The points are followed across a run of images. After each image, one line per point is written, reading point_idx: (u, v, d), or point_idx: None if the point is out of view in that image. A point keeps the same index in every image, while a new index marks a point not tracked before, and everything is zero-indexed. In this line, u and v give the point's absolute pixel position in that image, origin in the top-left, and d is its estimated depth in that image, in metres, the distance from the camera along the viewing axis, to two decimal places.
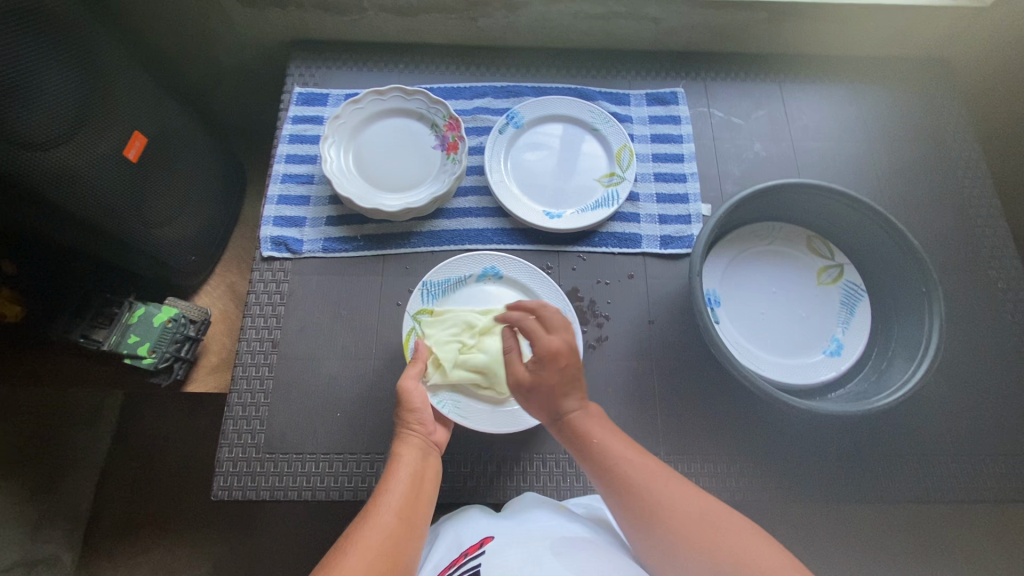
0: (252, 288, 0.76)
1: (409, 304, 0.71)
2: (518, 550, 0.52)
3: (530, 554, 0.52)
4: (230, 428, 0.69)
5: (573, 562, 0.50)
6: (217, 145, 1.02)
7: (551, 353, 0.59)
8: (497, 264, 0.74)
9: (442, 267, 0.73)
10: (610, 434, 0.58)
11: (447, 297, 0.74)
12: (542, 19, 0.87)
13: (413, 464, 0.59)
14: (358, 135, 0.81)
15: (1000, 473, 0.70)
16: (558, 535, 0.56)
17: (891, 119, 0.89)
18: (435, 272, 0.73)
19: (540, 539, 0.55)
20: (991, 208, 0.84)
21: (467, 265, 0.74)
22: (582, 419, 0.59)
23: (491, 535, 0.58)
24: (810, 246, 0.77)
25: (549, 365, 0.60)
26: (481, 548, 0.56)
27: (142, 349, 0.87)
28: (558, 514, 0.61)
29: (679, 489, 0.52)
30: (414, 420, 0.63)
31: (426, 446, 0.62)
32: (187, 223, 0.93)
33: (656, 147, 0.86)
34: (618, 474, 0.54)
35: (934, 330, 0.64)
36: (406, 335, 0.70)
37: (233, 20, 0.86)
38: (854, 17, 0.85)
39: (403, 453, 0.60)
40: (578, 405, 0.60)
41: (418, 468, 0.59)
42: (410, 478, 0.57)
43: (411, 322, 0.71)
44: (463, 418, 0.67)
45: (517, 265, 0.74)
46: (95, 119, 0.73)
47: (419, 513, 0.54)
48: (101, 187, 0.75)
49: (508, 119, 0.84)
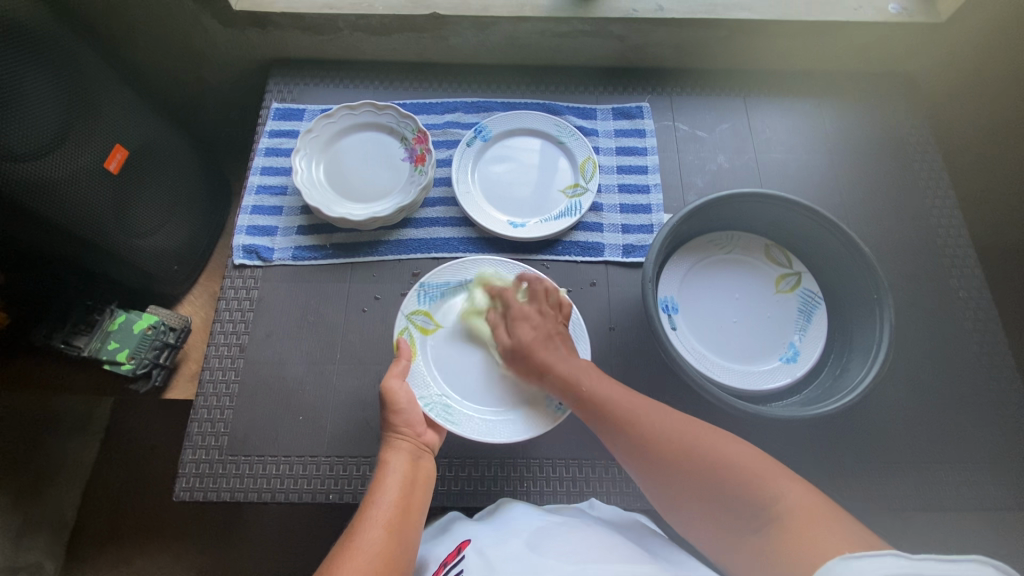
0: (222, 295, 0.78)
1: (404, 303, 0.73)
2: (494, 553, 0.56)
3: (508, 554, 0.55)
4: (195, 431, 0.71)
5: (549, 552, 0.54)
6: (203, 159, 1.06)
7: (526, 311, 0.68)
8: (499, 269, 0.76)
9: (441, 269, 0.75)
10: (595, 379, 0.61)
11: (443, 301, 0.75)
12: (511, 38, 0.90)
13: (404, 470, 0.59)
14: (330, 148, 0.84)
15: (960, 481, 0.70)
16: (529, 530, 0.59)
17: (854, 132, 0.91)
18: (433, 274, 0.74)
19: (515, 537, 0.58)
20: (952, 218, 0.85)
21: (468, 269, 0.75)
22: (569, 368, 0.63)
23: (469, 539, 0.61)
24: (768, 255, 0.78)
25: (527, 323, 0.68)
26: (459, 554, 0.59)
27: (121, 355, 0.89)
28: (531, 510, 0.64)
29: (662, 417, 0.56)
30: (406, 425, 0.63)
31: (416, 450, 0.62)
32: (168, 234, 0.95)
33: (621, 159, 0.88)
34: (608, 411, 0.58)
35: (885, 336, 0.64)
36: (400, 333, 0.72)
37: (216, 40, 0.91)
38: (814, 34, 0.87)
39: (395, 457, 0.60)
40: (562, 357, 0.64)
41: (409, 474, 0.59)
42: (402, 485, 0.58)
43: (405, 321, 0.72)
44: (453, 423, 0.67)
45: (522, 270, 0.75)
46: (76, 132, 0.77)
47: (413, 520, 0.55)
48: (82, 198, 0.78)
49: (476, 133, 0.87)
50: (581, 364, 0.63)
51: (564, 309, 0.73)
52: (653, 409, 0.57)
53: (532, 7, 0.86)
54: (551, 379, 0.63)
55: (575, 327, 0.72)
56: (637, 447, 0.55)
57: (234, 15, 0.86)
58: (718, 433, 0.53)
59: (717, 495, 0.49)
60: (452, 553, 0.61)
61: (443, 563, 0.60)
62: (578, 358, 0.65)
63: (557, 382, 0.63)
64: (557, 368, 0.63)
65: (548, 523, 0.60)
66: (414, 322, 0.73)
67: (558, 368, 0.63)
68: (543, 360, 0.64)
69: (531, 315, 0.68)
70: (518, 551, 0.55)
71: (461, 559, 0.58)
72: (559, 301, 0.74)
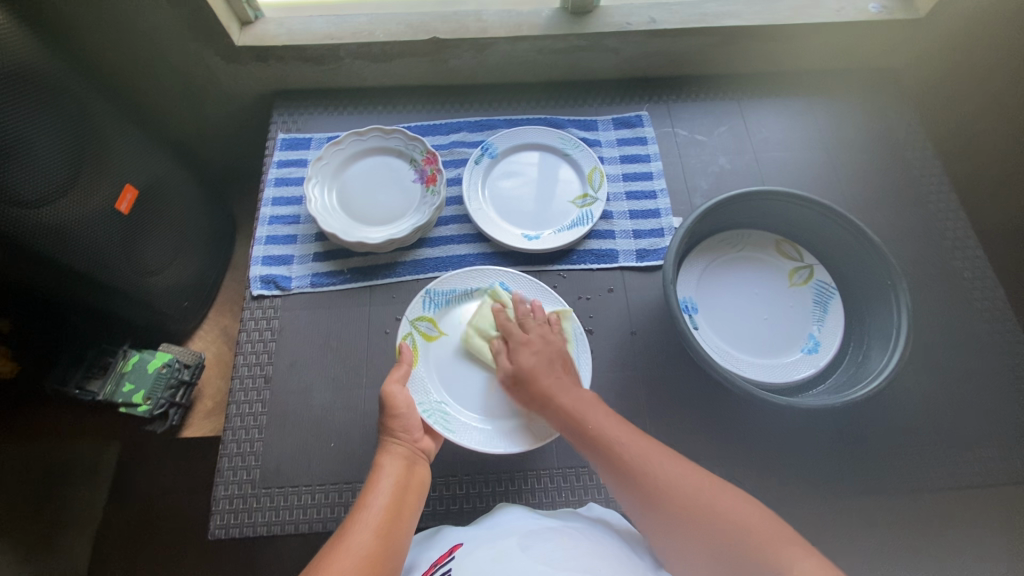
0: (243, 327, 0.78)
1: (410, 309, 0.73)
2: (484, 552, 0.55)
3: (498, 555, 0.54)
4: (225, 466, 0.70)
5: (540, 555, 0.52)
6: (208, 194, 1.06)
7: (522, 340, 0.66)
8: (506, 280, 0.76)
9: (449, 277, 0.75)
10: (604, 417, 0.59)
11: (449, 308, 0.75)
12: (509, 57, 0.92)
13: (396, 475, 0.59)
14: (339, 174, 0.85)
15: (987, 457, 0.71)
16: (523, 532, 0.57)
17: (845, 128, 0.94)
18: (440, 282, 0.75)
19: (507, 537, 0.57)
20: (949, 202, 0.88)
21: (476, 278, 0.76)
22: (572, 403, 0.61)
23: (461, 542, 0.59)
24: (779, 250, 0.80)
25: (524, 351, 0.66)
26: (450, 556, 0.57)
27: (137, 397, 0.89)
28: (524, 514, 0.62)
29: (673, 464, 0.54)
30: (401, 430, 0.63)
31: (411, 454, 0.62)
32: (176, 270, 0.95)
33: (625, 167, 0.90)
34: (616, 449, 0.56)
35: (904, 320, 0.65)
36: (403, 337, 0.72)
37: (218, 75, 0.92)
38: (801, 36, 0.91)
39: (388, 462, 0.60)
40: (568, 390, 0.62)
41: (400, 480, 0.59)
42: (394, 490, 0.58)
43: (409, 326, 0.72)
44: (450, 432, 0.67)
45: (527, 282, 0.75)
46: (87, 174, 0.76)
47: (403, 524, 0.55)
48: (96, 240, 0.77)
49: (483, 150, 0.88)
50: (586, 399, 0.62)
51: (569, 322, 0.73)
52: (659, 455, 0.56)
53: (529, 25, 0.88)
54: (552, 411, 0.62)
55: (578, 339, 0.72)
56: (637, 485, 0.54)
57: (237, 51, 0.87)
58: (719, 484, 0.53)
59: (721, 552, 0.47)
60: (442, 554, 0.58)
61: (432, 563, 0.58)
62: (582, 390, 0.63)
63: (560, 414, 0.61)
64: (558, 402, 0.61)
65: (541, 526, 0.58)
66: (418, 327, 0.73)
67: (562, 401, 0.61)
68: (547, 387, 0.62)
69: (530, 342, 0.66)
70: (508, 549, 0.54)
71: (451, 559, 0.56)
72: (564, 314, 0.73)
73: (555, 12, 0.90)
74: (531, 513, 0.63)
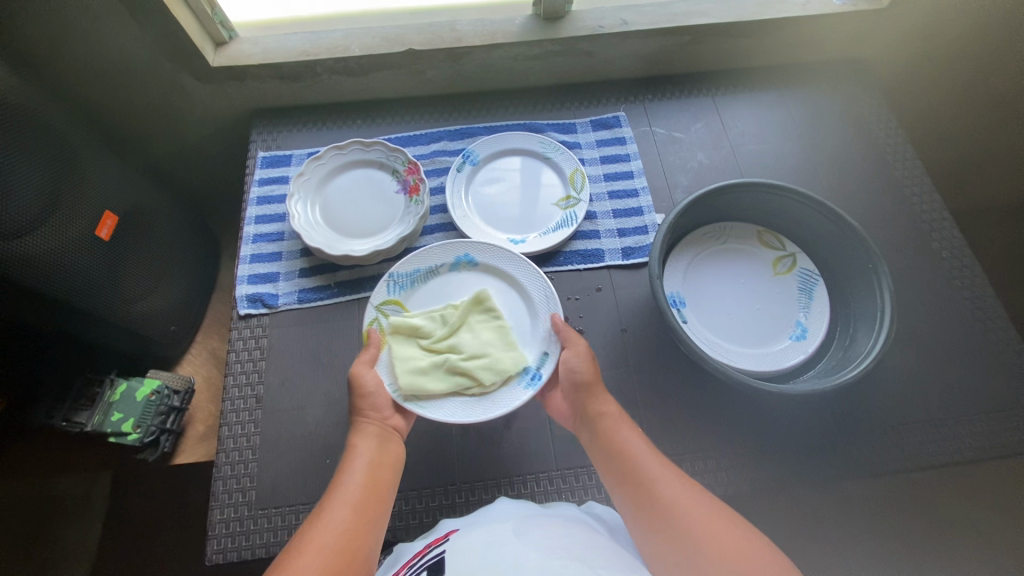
0: (231, 347, 0.77)
1: (374, 294, 0.72)
2: (480, 536, 0.56)
3: (491, 540, 0.54)
4: (220, 489, 0.69)
5: (533, 539, 0.53)
6: (190, 217, 1.06)
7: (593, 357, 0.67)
8: (470, 252, 0.75)
9: (411, 258, 0.74)
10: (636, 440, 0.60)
11: (415, 289, 0.74)
12: (485, 65, 0.93)
13: (369, 453, 0.60)
14: (321, 189, 0.85)
15: (979, 432, 0.72)
16: (520, 517, 0.58)
17: (818, 118, 0.97)
18: (403, 264, 0.74)
19: (503, 522, 0.58)
20: (923, 185, 0.90)
21: (439, 255, 0.75)
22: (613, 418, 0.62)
23: (457, 527, 0.61)
24: (762, 240, 0.81)
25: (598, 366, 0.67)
26: (445, 539, 0.59)
27: (126, 425, 0.88)
28: (520, 504, 0.63)
29: (689, 497, 0.53)
30: (369, 409, 0.64)
31: (383, 430, 0.63)
32: (161, 294, 0.94)
33: (606, 167, 0.91)
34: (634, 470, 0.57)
35: (887, 301, 0.66)
36: (368, 323, 0.70)
37: (194, 97, 0.92)
38: (769, 31, 0.93)
39: (361, 438, 0.61)
40: (592, 400, 0.63)
41: (373, 456, 0.60)
42: (368, 468, 0.58)
43: (376, 311, 0.71)
44: (422, 408, 0.65)
45: (492, 250, 0.75)
46: (67, 202, 0.75)
47: (377, 501, 0.56)
48: (78, 268, 0.76)
49: (464, 158, 0.89)
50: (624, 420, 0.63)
51: (538, 285, 0.73)
52: (676, 485, 0.55)
53: (503, 33, 0.89)
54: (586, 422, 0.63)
55: (549, 302, 0.72)
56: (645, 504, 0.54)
57: (212, 72, 0.87)
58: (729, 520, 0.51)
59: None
60: (437, 537, 0.60)
61: (427, 544, 0.59)
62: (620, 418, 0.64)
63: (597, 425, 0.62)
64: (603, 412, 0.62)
65: (538, 514, 0.59)
66: (384, 312, 0.71)
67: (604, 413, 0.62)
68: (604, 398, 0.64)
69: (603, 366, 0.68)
70: (503, 534, 0.55)
71: (445, 541, 0.58)
72: (533, 279, 0.74)
73: (528, 19, 0.91)
74: (529, 506, 0.62)
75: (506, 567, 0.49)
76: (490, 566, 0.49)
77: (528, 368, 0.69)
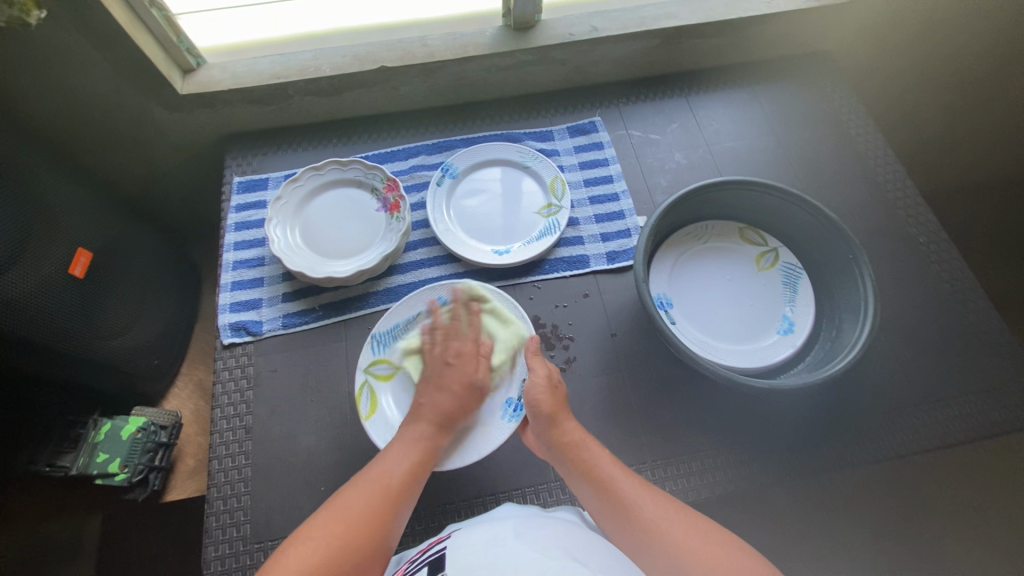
0: (217, 378, 0.75)
1: (361, 358, 0.71)
2: (480, 536, 0.55)
3: (491, 539, 0.54)
4: (213, 526, 0.67)
5: (532, 541, 0.52)
6: (168, 248, 1.04)
7: (549, 380, 0.66)
8: (443, 294, 0.75)
9: (388, 314, 0.74)
10: (606, 460, 0.59)
11: (400, 344, 0.73)
12: (459, 78, 0.93)
13: (412, 452, 0.60)
14: (300, 212, 0.84)
15: (967, 414, 0.73)
16: (520, 518, 0.58)
17: (789, 112, 0.98)
18: (382, 321, 0.73)
19: (504, 522, 0.57)
20: (896, 172, 0.91)
21: (413, 305, 0.75)
22: (579, 441, 0.61)
23: (459, 527, 0.61)
24: (743, 237, 0.82)
25: (553, 390, 0.65)
26: (445, 537, 0.58)
27: (113, 466, 0.86)
28: (521, 507, 0.62)
29: (670, 514, 0.53)
30: (444, 420, 0.63)
31: (436, 437, 0.62)
32: (141, 329, 0.92)
33: (586, 172, 0.92)
34: (611, 493, 0.56)
35: (871, 291, 0.67)
36: (360, 389, 0.70)
37: (164, 126, 0.90)
38: (736, 30, 0.94)
39: (410, 434, 0.61)
40: (553, 430, 0.62)
41: (412, 457, 0.59)
42: (406, 466, 0.58)
43: (364, 375, 0.70)
44: None
45: (464, 286, 0.75)
46: (38, 241, 0.72)
47: (406, 496, 0.56)
48: (54, 308, 0.74)
49: (444, 171, 0.88)
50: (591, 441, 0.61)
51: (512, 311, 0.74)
52: (654, 503, 0.54)
53: (474, 46, 0.89)
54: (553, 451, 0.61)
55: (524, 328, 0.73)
56: (628, 527, 0.53)
57: (182, 100, 0.85)
58: (715, 532, 0.51)
59: None
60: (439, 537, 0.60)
61: (430, 543, 0.59)
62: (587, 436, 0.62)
63: (564, 452, 0.60)
64: (568, 436, 0.61)
65: (539, 515, 0.58)
66: (375, 373, 0.71)
67: (569, 440, 0.61)
68: (568, 423, 0.62)
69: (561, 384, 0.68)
70: (503, 534, 0.54)
71: (444, 540, 0.57)
72: (506, 306, 0.75)
73: (498, 29, 0.92)
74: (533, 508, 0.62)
75: (505, 568, 0.48)
76: (489, 566, 0.49)
77: (511, 399, 0.69)
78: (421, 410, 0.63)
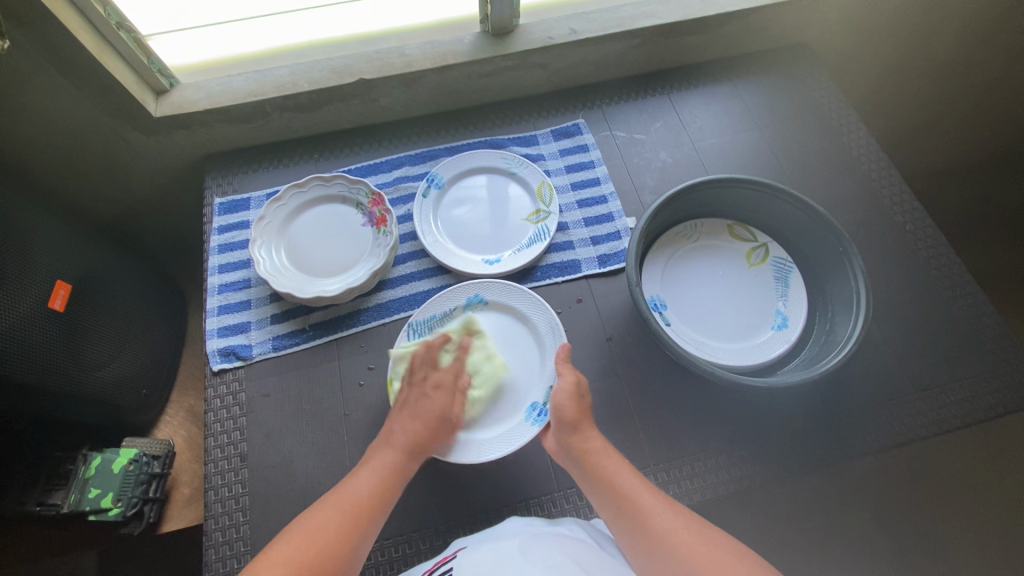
0: (208, 406, 0.74)
1: (394, 344, 0.72)
2: (487, 556, 0.55)
3: (498, 560, 0.53)
4: (213, 558, 0.65)
5: (540, 562, 0.52)
6: (150, 273, 1.02)
7: (575, 390, 0.63)
8: (480, 291, 0.75)
9: (428, 304, 0.74)
10: (625, 471, 0.58)
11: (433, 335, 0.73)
12: (440, 86, 0.92)
13: (379, 478, 0.59)
14: (285, 231, 0.83)
15: (965, 399, 0.73)
16: (525, 535, 0.57)
17: (770, 105, 0.98)
18: (420, 311, 0.74)
19: (509, 541, 0.56)
20: (879, 161, 0.92)
21: (451, 298, 0.75)
22: (598, 451, 0.60)
23: (465, 544, 0.60)
24: (733, 233, 0.82)
25: (579, 401, 0.63)
26: (451, 556, 0.58)
27: (106, 501, 0.84)
28: (526, 521, 0.61)
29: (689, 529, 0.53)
30: (413, 446, 0.62)
31: (404, 465, 0.61)
32: (127, 359, 0.89)
33: (572, 176, 0.91)
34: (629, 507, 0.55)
35: (862, 284, 0.67)
36: (391, 372, 0.70)
37: (138, 149, 0.88)
38: (714, 27, 0.94)
39: (378, 461, 0.61)
40: (576, 437, 0.61)
41: (380, 483, 0.59)
42: (371, 492, 0.58)
43: (397, 360, 0.71)
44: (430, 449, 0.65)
45: (498, 286, 0.75)
46: (14, 278, 0.70)
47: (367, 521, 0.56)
48: (35, 346, 0.72)
49: (429, 182, 0.87)
50: (609, 452, 0.60)
51: (544, 317, 0.73)
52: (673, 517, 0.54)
53: (454, 53, 0.88)
54: (571, 459, 0.60)
55: (555, 335, 0.72)
56: (644, 541, 0.53)
57: (157, 122, 0.83)
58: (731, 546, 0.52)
59: None
60: (444, 555, 0.59)
61: (436, 562, 0.58)
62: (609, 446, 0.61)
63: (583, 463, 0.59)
64: (587, 446, 0.60)
65: (544, 531, 0.58)
66: (407, 360, 0.71)
67: (588, 450, 0.59)
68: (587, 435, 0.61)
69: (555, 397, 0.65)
70: (509, 556, 0.54)
71: (450, 560, 0.57)
72: (539, 310, 0.74)
73: (476, 36, 0.91)
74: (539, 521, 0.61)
75: None
76: None
77: (536, 403, 0.69)
78: (389, 437, 0.62)
